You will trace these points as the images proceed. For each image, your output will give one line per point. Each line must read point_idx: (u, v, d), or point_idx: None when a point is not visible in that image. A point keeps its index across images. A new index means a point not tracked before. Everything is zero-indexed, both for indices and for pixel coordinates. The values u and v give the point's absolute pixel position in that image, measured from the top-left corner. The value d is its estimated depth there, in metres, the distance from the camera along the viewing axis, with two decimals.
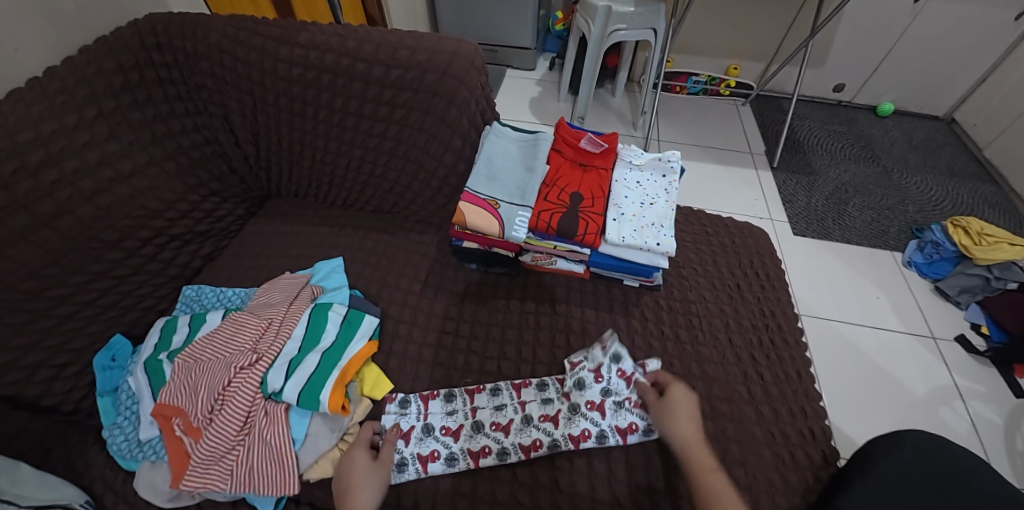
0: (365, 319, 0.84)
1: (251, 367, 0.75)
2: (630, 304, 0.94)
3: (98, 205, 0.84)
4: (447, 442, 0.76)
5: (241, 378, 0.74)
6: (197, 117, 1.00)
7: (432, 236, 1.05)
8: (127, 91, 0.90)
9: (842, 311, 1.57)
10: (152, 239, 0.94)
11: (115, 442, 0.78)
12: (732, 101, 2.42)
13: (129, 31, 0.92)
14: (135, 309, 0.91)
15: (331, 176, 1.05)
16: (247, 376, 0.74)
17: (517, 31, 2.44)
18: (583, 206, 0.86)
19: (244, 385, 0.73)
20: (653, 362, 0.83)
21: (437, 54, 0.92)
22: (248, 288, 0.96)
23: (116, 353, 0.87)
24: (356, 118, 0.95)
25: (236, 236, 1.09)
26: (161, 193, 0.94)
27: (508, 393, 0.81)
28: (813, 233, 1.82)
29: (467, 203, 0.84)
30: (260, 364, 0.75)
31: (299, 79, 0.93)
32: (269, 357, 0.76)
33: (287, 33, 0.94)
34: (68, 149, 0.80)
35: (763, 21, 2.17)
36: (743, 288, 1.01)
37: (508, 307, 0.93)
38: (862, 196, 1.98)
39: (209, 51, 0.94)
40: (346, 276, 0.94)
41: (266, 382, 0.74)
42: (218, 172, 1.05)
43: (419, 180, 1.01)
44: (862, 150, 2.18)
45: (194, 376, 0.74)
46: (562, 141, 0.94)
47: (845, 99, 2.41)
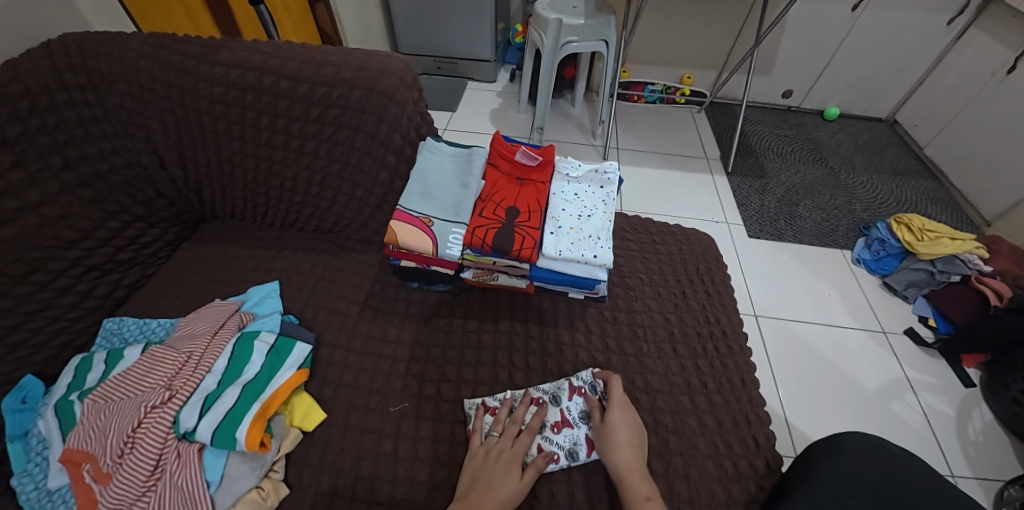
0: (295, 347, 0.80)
1: (164, 405, 0.71)
2: (574, 317, 0.93)
3: (0, 238, 0.78)
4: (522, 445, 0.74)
5: (153, 418, 0.69)
6: (117, 139, 0.94)
7: (375, 254, 1.03)
8: (35, 115, 0.84)
9: (796, 311, 1.60)
10: (67, 270, 0.88)
11: (24, 491, 0.73)
12: (687, 109, 2.47)
13: (40, 53, 0.87)
14: (49, 346, 0.85)
15: (266, 197, 1.02)
16: (159, 416, 0.69)
17: (474, 43, 2.46)
18: (519, 220, 0.84)
19: (155, 426, 0.69)
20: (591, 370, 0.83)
21: (364, 71, 0.90)
22: (174, 318, 0.91)
23: (27, 394, 0.80)
24: (285, 137, 0.92)
25: (165, 263, 1.04)
26: (76, 221, 0.88)
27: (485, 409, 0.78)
28: (767, 235, 1.86)
29: (398, 221, 0.81)
30: (173, 402, 0.71)
31: (222, 98, 0.90)
32: (184, 394, 0.72)
33: (208, 51, 0.90)
34: None
35: (709, 32, 2.24)
36: (688, 295, 1.01)
37: (450, 326, 0.91)
38: (812, 197, 2.04)
39: (126, 71, 0.90)
40: (280, 301, 0.90)
41: (178, 421, 0.69)
42: (144, 197, 1.00)
43: (356, 198, 0.98)
44: (811, 153, 2.26)
45: (103, 418, 0.70)
46: (498, 155, 0.92)
47: (794, 104, 2.49)
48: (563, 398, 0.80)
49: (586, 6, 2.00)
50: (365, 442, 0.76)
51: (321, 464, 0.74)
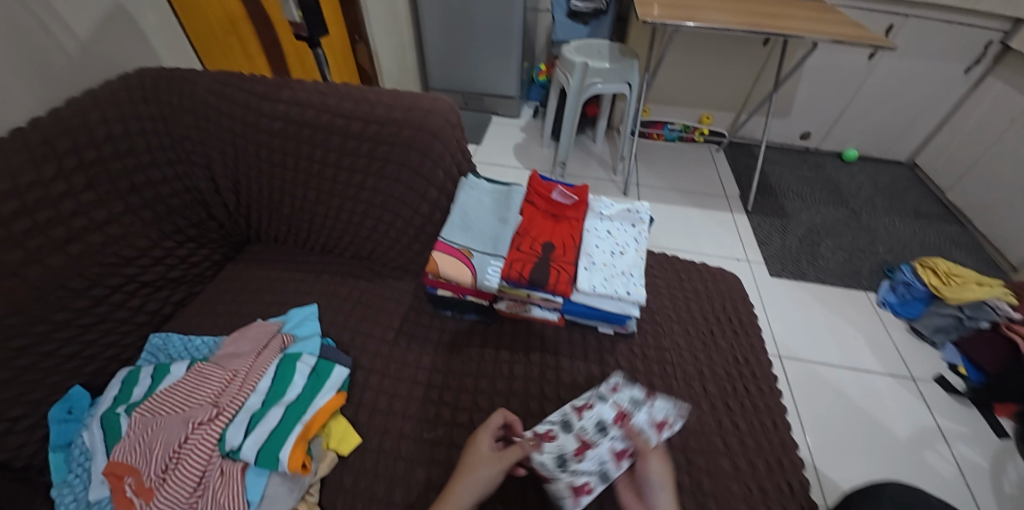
0: (334, 371, 0.82)
1: (209, 422, 0.73)
2: (605, 352, 0.94)
3: (69, 254, 0.83)
4: (590, 457, 0.74)
5: (198, 434, 0.72)
6: (179, 166, 1.01)
7: (409, 282, 1.06)
8: (111, 142, 0.90)
9: (821, 353, 1.59)
10: (123, 286, 0.93)
11: (64, 502, 0.75)
12: (706, 148, 2.53)
13: (119, 86, 0.94)
14: (98, 359, 0.89)
15: (310, 223, 1.07)
16: (205, 433, 0.72)
17: (501, 80, 2.57)
18: (555, 255, 0.87)
19: (200, 443, 0.71)
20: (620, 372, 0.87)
21: (413, 111, 0.95)
22: (217, 336, 0.95)
23: (73, 405, 0.84)
24: (334, 169, 0.97)
25: (210, 282, 1.09)
26: (135, 240, 0.94)
27: (547, 431, 0.78)
28: (789, 274, 1.86)
29: (440, 252, 0.85)
30: (219, 420, 0.73)
31: (280, 133, 0.96)
32: (229, 413, 0.74)
33: (272, 90, 0.97)
34: (44, 199, 0.80)
35: (729, 75, 2.31)
36: (717, 334, 1.02)
37: (482, 356, 0.92)
38: (834, 238, 2.04)
39: (195, 105, 0.97)
40: (319, 324, 0.94)
41: (224, 439, 0.72)
42: (197, 219, 1.05)
43: (396, 227, 1.02)
44: (831, 194, 2.28)
45: (151, 432, 0.72)
46: (535, 193, 0.97)
47: (812, 145, 2.53)
48: (574, 418, 0.81)
49: (610, 50, 2.10)
50: (398, 468, 0.77)
51: (354, 489, 0.75)
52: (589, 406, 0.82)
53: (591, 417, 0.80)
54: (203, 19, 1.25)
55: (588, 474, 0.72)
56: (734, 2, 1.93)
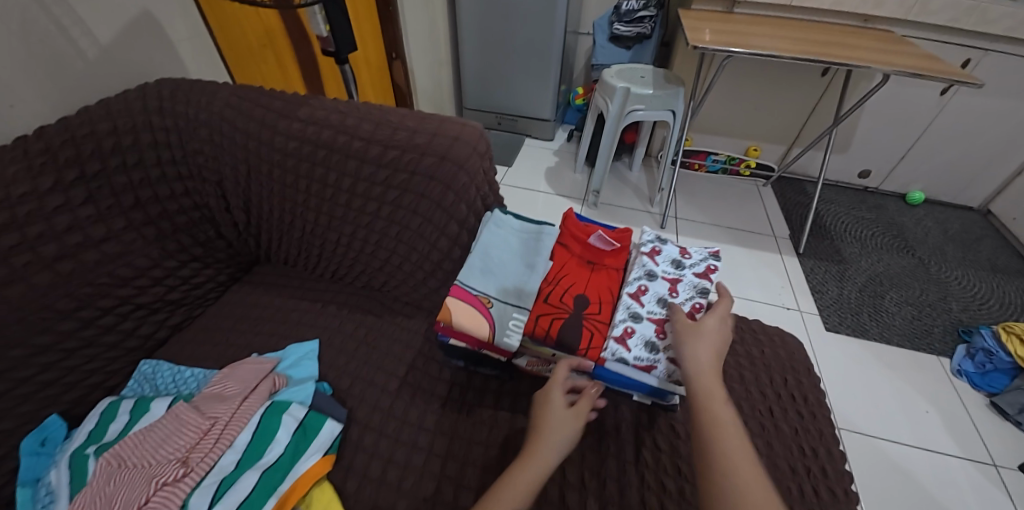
0: (321, 428, 0.72)
1: (176, 483, 0.63)
2: (641, 428, 0.79)
3: (58, 272, 0.77)
4: (673, 327, 0.73)
5: (161, 496, 0.62)
6: (190, 182, 0.94)
7: (422, 321, 0.96)
8: (118, 154, 0.84)
9: (887, 426, 1.38)
10: (116, 308, 0.85)
11: None
12: (752, 182, 2.35)
13: (135, 95, 0.89)
14: (80, 386, 0.81)
15: (320, 249, 0.98)
16: (168, 495, 0.62)
17: (536, 103, 2.50)
18: (588, 312, 0.75)
19: (160, 508, 0.61)
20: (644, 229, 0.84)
21: (438, 137, 0.85)
22: (209, 369, 0.86)
23: (48, 436, 0.76)
24: (349, 194, 0.88)
25: (212, 305, 1.00)
26: (135, 259, 0.87)
27: (624, 326, 0.73)
28: (848, 330, 1.65)
29: (455, 299, 0.74)
30: (187, 481, 0.63)
31: (295, 152, 0.88)
32: (199, 473, 0.65)
33: (290, 107, 0.89)
34: (39, 213, 0.74)
35: (783, 106, 2.15)
36: (778, 415, 0.85)
37: (496, 420, 0.79)
38: (899, 290, 1.83)
39: (209, 119, 0.90)
40: (318, 365, 0.85)
41: (187, 507, 0.62)
42: (204, 237, 0.98)
43: (411, 261, 0.92)
44: (894, 240, 2.06)
45: (110, 487, 0.62)
46: (570, 235, 0.83)
47: (871, 185, 2.32)
48: (623, 353, 0.71)
49: (654, 76, 1.99)
50: None
51: None
52: (630, 331, 0.72)
53: (636, 343, 0.71)
54: (240, 38, 1.23)
55: None
56: (793, 29, 1.78)
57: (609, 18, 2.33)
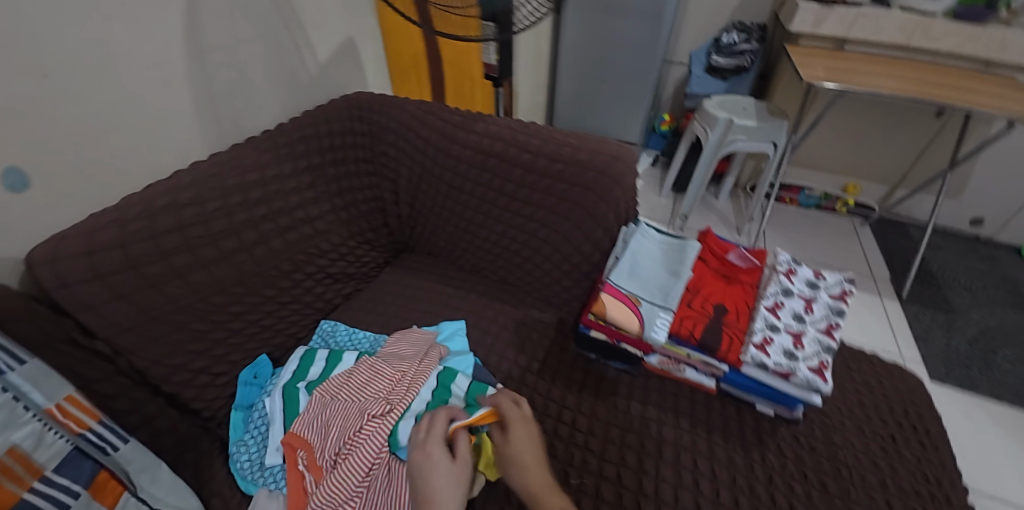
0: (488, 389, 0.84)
1: (383, 416, 0.78)
2: (764, 434, 0.85)
3: (286, 240, 0.96)
4: (810, 343, 0.79)
5: (373, 425, 0.76)
6: (373, 177, 1.13)
7: (552, 315, 1.08)
8: (330, 151, 1.04)
9: (997, 484, 1.32)
10: (313, 274, 1.03)
11: (239, 460, 0.82)
12: (850, 220, 2.27)
13: (343, 104, 1.09)
14: (282, 333, 0.99)
15: (468, 244, 1.13)
16: (380, 424, 0.76)
17: (628, 126, 2.60)
18: (727, 319, 0.83)
19: (375, 434, 0.75)
20: (779, 252, 0.92)
21: (600, 155, 0.98)
22: (377, 335, 1.02)
23: (258, 371, 0.94)
24: (509, 199, 1.03)
25: (372, 282, 1.18)
26: (330, 237, 1.05)
27: (762, 336, 0.80)
28: (956, 382, 1.59)
29: (609, 295, 0.85)
30: (392, 415, 0.77)
31: (468, 159, 1.04)
32: (400, 410, 0.79)
33: (468, 121, 1.06)
34: (278, 192, 0.94)
35: (889, 146, 2.12)
36: (899, 442, 0.86)
37: (628, 408, 0.89)
38: (1013, 347, 1.73)
39: (399, 127, 1.08)
40: (467, 342, 0.98)
41: (394, 435, 0.76)
42: (375, 224, 1.16)
43: (552, 261, 1.04)
44: (1008, 294, 1.95)
45: (330, 413, 0.79)
46: (709, 251, 0.93)
47: (984, 234, 2.21)
48: (764, 358, 0.77)
49: (756, 108, 2.03)
50: None
51: None
52: (769, 340, 0.79)
53: (776, 350, 0.78)
54: (405, 73, 1.43)
55: (818, 356, 0.77)
56: (911, 70, 1.78)
57: (707, 50, 2.42)
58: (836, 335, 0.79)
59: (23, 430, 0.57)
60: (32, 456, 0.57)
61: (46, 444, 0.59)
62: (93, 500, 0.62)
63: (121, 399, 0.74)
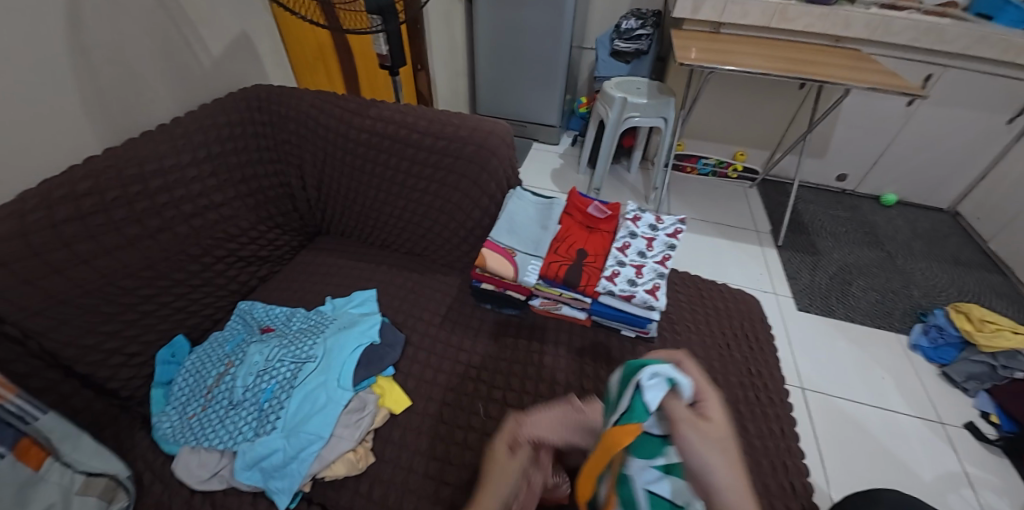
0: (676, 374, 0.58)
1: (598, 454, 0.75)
2: (626, 352, 1.04)
3: (192, 225, 1.02)
4: (649, 271, 0.98)
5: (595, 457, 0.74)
6: (277, 164, 1.20)
7: (455, 277, 1.21)
8: (229, 140, 1.10)
9: (845, 388, 1.61)
10: (225, 257, 1.09)
11: (161, 426, 0.88)
12: (740, 184, 2.60)
13: (240, 96, 1.16)
14: (197, 315, 1.05)
15: (375, 220, 1.23)
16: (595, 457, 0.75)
17: (544, 109, 2.76)
18: (586, 261, 1.00)
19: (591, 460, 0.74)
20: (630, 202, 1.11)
21: (475, 131, 1.11)
22: (292, 308, 1.10)
23: (176, 350, 0.99)
24: (405, 175, 1.14)
25: (288, 264, 1.25)
26: (238, 222, 1.11)
27: (611, 271, 0.98)
28: (818, 310, 1.89)
29: (489, 249, 1.00)
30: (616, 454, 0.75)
31: (364, 142, 1.14)
32: None
33: (362, 107, 1.16)
34: (179, 181, 0.99)
35: (767, 115, 2.41)
36: (733, 348, 1.09)
37: (516, 345, 1.04)
38: (866, 278, 2.07)
39: (298, 116, 1.17)
40: (376, 305, 1.09)
41: None
42: (284, 209, 1.23)
43: (449, 228, 1.17)
44: (866, 236, 2.30)
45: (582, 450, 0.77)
46: (573, 206, 1.09)
47: (848, 188, 2.57)
48: (611, 287, 0.96)
49: (649, 87, 2.25)
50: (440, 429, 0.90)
51: (402, 441, 0.88)
52: (617, 273, 0.98)
53: (621, 280, 0.97)
54: (312, 64, 1.52)
55: (654, 281, 0.97)
56: (769, 48, 2.04)
57: (610, 36, 2.60)
58: (668, 264, 1.00)
59: None
60: None
61: None
62: (15, 462, 0.68)
63: (33, 379, 0.80)
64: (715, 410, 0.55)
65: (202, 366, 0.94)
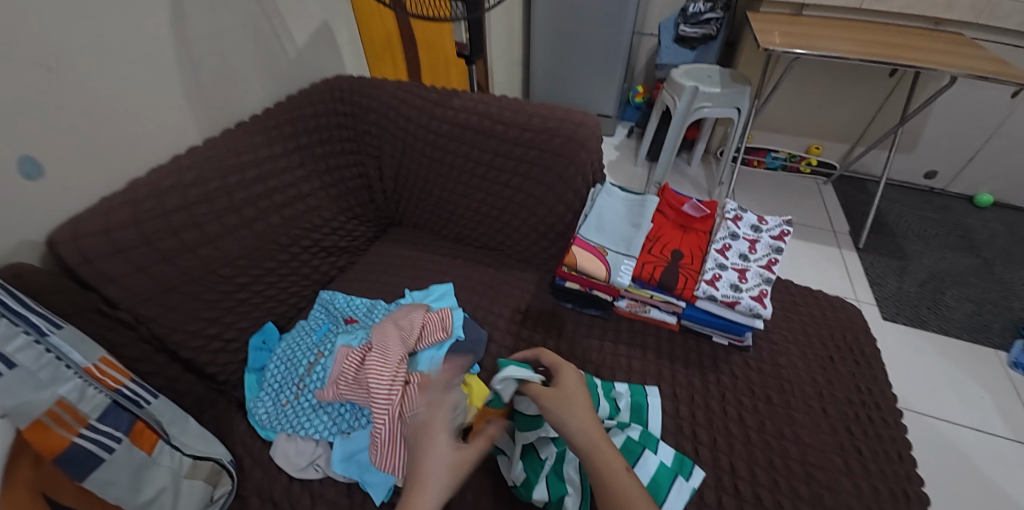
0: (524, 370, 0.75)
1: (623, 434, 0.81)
2: (719, 360, 0.98)
3: (282, 216, 1.02)
4: (755, 277, 0.92)
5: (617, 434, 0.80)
6: (357, 155, 1.20)
7: (532, 274, 1.18)
8: (316, 130, 1.11)
9: (939, 407, 1.48)
10: (310, 247, 1.10)
11: (257, 413, 0.90)
12: (813, 180, 2.42)
13: (324, 86, 1.15)
14: (284, 303, 1.07)
15: (452, 213, 1.21)
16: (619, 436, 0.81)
17: (603, 99, 2.67)
18: (682, 262, 0.95)
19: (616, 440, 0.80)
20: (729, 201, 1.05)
21: (565, 123, 1.07)
22: (373, 300, 1.10)
23: (266, 337, 1.01)
24: (486, 168, 1.11)
25: (364, 255, 1.25)
26: (322, 212, 1.12)
27: (711, 274, 0.93)
28: (906, 320, 1.75)
29: (578, 247, 0.95)
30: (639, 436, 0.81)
31: (446, 133, 1.12)
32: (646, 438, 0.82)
33: (444, 98, 1.14)
34: (271, 171, 1.00)
35: (849, 107, 2.23)
36: (836, 361, 1.01)
37: (602, 347, 1.00)
38: (960, 287, 1.89)
39: (379, 106, 1.15)
40: (455, 299, 1.08)
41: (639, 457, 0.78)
42: (363, 200, 1.23)
43: (529, 224, 1.14)
44: (958, 240, 2.10)
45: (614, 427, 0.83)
46: (666, 204, 1.04)
47: (938, 186, 2.35)
48: (713, 292, 0.90)
49: (721, 75, 2.12)
50: None
51: None
52: (718, 276, 0.92)
53: (723, 284, 0.91)
54: (382, 55, 1.50)
55: (760, 286, 0.91)
56: (859, 32, 1.87)
57: (676, 20, 2.46)
58: (775, 269, 0.93)
59: (68, 385, 0.64)
60: (78, 407, 0.64)
61: (89, 397, 0.66)
62: (132, 445, 0.68)
63: (145, 363, 0.83)
64: (569, 381, 0.73)
65: (292, 354, 0.96)
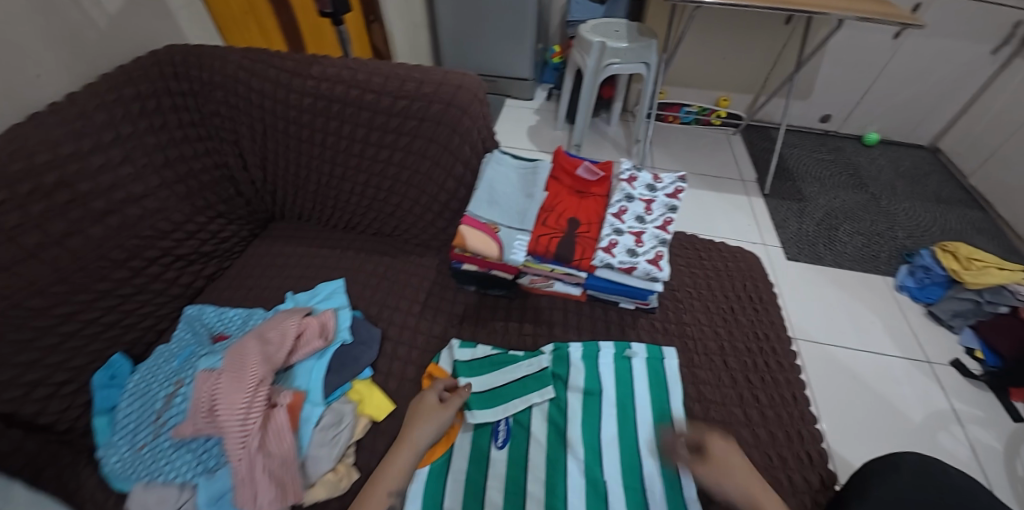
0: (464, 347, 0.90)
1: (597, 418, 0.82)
2: (626, 326, 0.96)
3: (108, 225, 0.85)
4: (656, 242, 0.89)
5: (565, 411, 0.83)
6: (209, 142, 1.02)
7: (433, 258, 1.08)
8: (144, 116, 0.92)
9: (838, 336, 1.58)
10: (159, 258, 0.94)
11: (108, 461, 0.75)
12: (723, 131, 2.49)
13: (149, 61, 0.95)
14: (136, 328, 0.91)
15: (335, 200, 1.08)
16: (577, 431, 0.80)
17: (516, 63, 2.55)
18: (580, 231, 0.90)
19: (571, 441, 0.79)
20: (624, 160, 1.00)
21: (442, 86, 0.97)
22: (251, 308, 0.96)
23: (116, 371, 0.85)
24: (363, 144, 0.99)
25: (239, 257, 1.09)
26: (170, 215, 0.95)
27: (608, 241, 0.88)
28: (806, 258, 1.85)
29: (468, 226, 0.88)
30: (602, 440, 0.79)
31: (310, 108, 0.98)
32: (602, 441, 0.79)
33: (300, 66, 0.98)
34: (83, 172, 0.82)
35: (749, 56, 2.27)
36: (737, 311, 1.03)
37: (507, 329, 0.96)
38: (852, 222, 2.02)
39: (224, 81, 0.98)
40: (347, 297, 0.95)
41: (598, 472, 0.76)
42: (226, 195, 1.06)
43: (421, 204, 1.03)
44: (850, 178, 2.25)
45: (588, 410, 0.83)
46: (560, 169, 0.98)
47: (832, 128, 2.49)
48: (609, 259, 0.87)
49: (628, 29, 2.06)
50: None
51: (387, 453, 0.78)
52: (615, 242, 0.88)
53: (620, 250, 0.88)
54: (242, 20, 1.28)
55: (659, 249, 0.89)
56: None
57: None
58: (670, 228, 0.91)
59: None
60: None
61: None
62: None
63: None
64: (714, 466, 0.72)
65: (147, 387, 0.81)
